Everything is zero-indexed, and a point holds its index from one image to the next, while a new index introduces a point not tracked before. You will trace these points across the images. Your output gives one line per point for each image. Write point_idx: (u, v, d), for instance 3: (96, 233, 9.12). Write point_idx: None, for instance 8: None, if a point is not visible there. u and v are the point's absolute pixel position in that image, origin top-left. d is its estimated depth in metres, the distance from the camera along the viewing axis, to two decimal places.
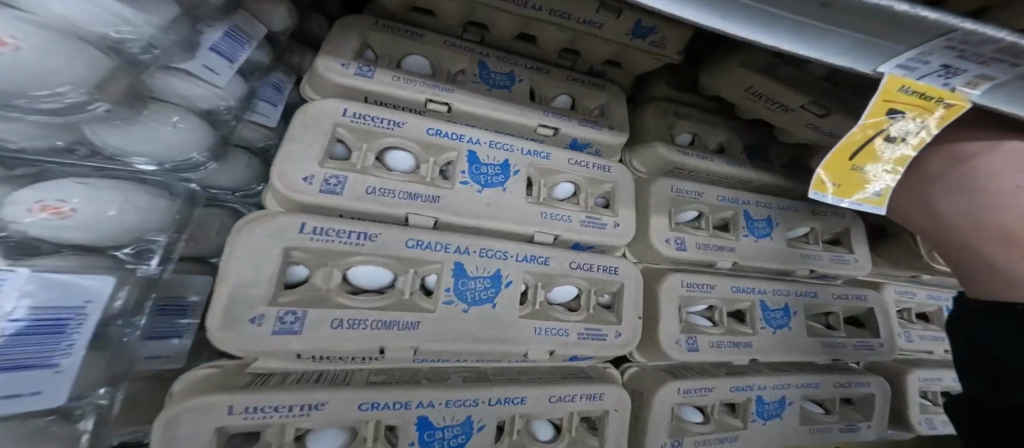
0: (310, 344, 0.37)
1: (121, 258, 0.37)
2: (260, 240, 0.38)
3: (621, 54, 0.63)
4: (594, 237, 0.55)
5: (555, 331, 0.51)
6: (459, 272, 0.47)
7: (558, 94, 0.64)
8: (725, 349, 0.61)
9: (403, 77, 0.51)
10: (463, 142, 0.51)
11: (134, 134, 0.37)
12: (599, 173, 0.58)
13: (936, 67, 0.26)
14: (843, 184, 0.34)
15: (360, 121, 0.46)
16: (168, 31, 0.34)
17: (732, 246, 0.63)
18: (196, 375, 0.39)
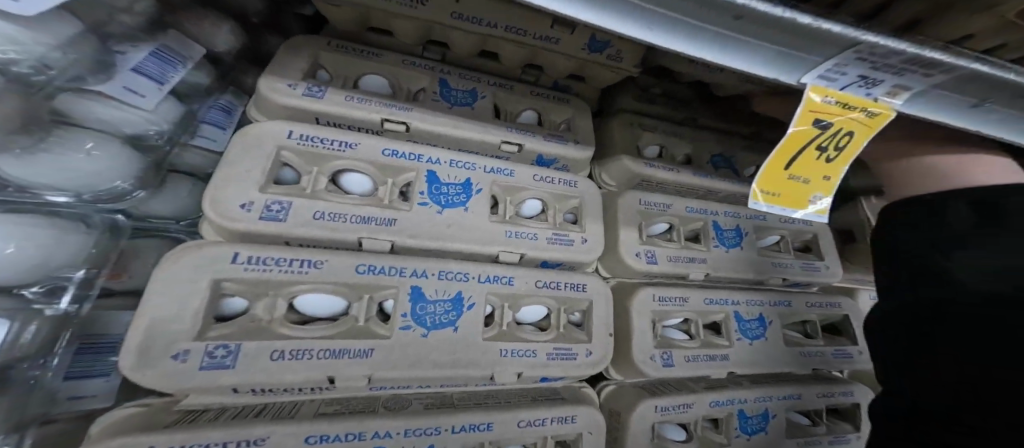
0: (244, 378, 0.35)
1: (27, 296, 0.40)
2: (185, 272, 0.36)
3: (582, 69, 0.64)
4: (559, 254, 0.53)
5: (522, 352, 0.48)
6: (417, 296, 0.44)
7: (523, 109, 0.64)
8: (701, 364, 0.59)
9: (357, 96, 0.51)
10: (421, 162, 0.49)
11: (42, 164, 0.39)
12: (565, 188, 0.57)
13: (854, 77, 0.30)
14: (780, 191, 0.36)
15: (307, 144, 0.45)
16: (67, 51, 0.37)
17: (704, 257, 0.62)
18: (117, 416, 0.38)
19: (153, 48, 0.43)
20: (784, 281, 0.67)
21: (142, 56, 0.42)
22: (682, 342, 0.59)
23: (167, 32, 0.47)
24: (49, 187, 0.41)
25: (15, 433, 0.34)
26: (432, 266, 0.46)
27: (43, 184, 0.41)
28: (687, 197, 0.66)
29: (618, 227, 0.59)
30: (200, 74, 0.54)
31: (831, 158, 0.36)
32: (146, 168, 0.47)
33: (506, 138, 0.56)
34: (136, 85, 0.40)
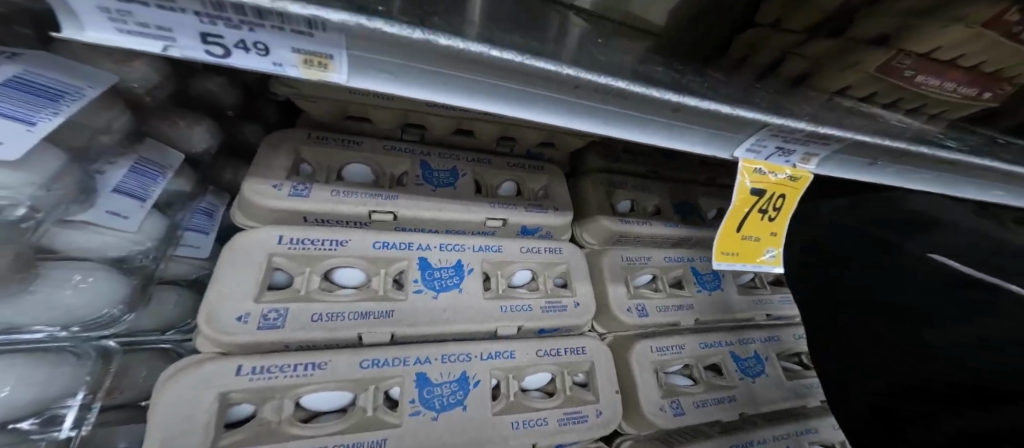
0: None
1: (22, 430, 0.35)
2: (189, 391, 0.36)
3: (552, 137, 0.72)
4: (556, 320, 0.56)
5: (533, 422, 0.48)
6: (422, 382, 0.45)
7: (502, 181, 0.68)
8: (710, 408, 0.59)
9: (342, 190, 0.54)
10: (413, 250, 0.53)
11: (27, 305, 0.36)
12: (552, 255, 0.62)
13: (773, 148, 0.36)
14: (734, 250, 0.42)
15: (298, 247, 0.48)
16: (54, 186, 0.33)
17: (689, 302, 0.66)
18: None
19: (132, 163, 0.43)
20: (769, 316, 0.72)
21: (122, 173, 0.41)
22: (687, 389, 0.59)
23: (143, 142, 0.47)
24: (35, 324, 0.38)
25: None
26: (434, 347, 0.48)
27: (27, 322, 0.37)
28: (665, 249, 0.72)
29: (604, 283, 0.64)
30: (182, 181, 0.52)
31: (773, 217, 0.42)
32: (133, 289, 0.45)
33: (493, 212, 0.60)
34: (120, 207, 0.40)
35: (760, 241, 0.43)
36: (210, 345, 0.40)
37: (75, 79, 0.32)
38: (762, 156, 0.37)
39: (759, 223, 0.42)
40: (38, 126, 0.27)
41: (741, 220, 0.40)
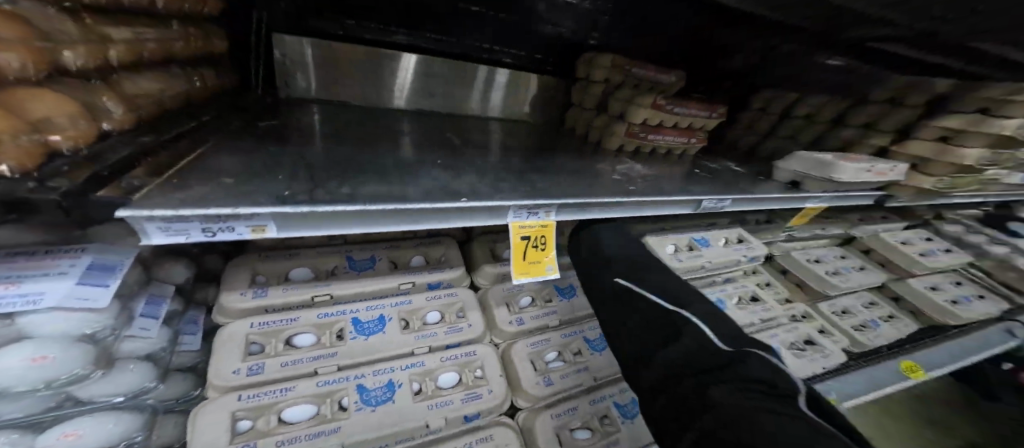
0: None
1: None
2: (212, 416, 0.59)
3: None
4: (455, 337, 0.84)
5: (443, 402, 0.73)
6: (362, 390, 0.70)
7: (411, 257, 0.99)
8: (573, 377, 0.87)
9: (288, 286, 0.81)
10: (345, 314, 0.79)
11: (106, 384, 0.59)
12: (449, 297, 0.90)
13: (524, 213, 0.70)
14: (525, 270, 0.75)
15: (265, 326, 0.73)
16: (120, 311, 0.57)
17: (553, 309, 0.98)
18: None
19: (147, 297, 0.68)
20: None
21: (142, 304, 0.66)
22: (555, 366, 0.88)
23: (151, 283, 0.72)
24: (108, 395, 0.60)
25: None
26: (370, 370, 0.73)
27: (101, 395, 0.59)
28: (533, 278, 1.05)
29: (493, 309, 0.94)
30: (176, 303, 0.76)
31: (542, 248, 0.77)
32: (159, 371, 0.66)
33: (404, 276, 0.91)
34: (145, 324, 0.64)
35: (541, 262, 0.77)
36: (217, 391, 0.64)
37: (114, 256, 0.50)
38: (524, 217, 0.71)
39: (535, 252, 0.76)
40: (112, 286, 0.47)
41: (523, 252, 0.74)
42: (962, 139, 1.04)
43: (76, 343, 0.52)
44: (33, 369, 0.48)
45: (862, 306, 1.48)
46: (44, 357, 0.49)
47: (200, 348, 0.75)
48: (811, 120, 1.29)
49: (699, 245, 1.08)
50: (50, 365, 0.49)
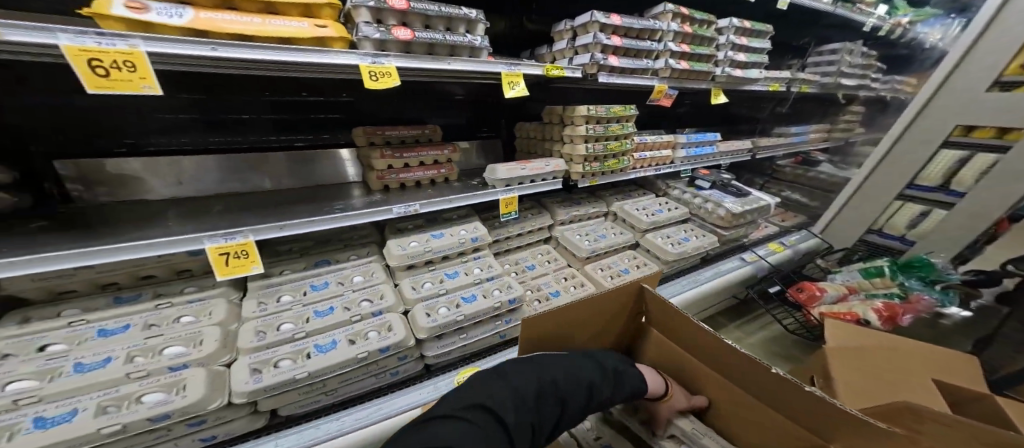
0: None
1: None
2: None
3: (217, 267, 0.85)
4: (184, 328, 0.69)
5: (156, 398, 0.59)
6: (37, 423, 0.52)
7: (186, 287, 0.78)
8: (285, 331, 0.77)
9: (34, 320, 0.63)
10: (89, 329, 0.64)
11: None
12: (198, 305, 0.75)
13: (233, 233, 0.71)
14: (229, 266, 0.72)
15: (24, 339, 0.60)
16: None
17: (302, 297, 0.87)
18: None
19: None
20: (354, 285, 0.94)
21: None
22: (282, 330, 0.76)
23: None
24: None
25: None
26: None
27: None
28: (298, 280, 0.91)
29: (241, 303, 0.81)
30: None
31: (242, 255, 0.73)
32: None
33: (159, 298, 0.73)
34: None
35: (244, 261, 0.74)
36: None
37: None
38: (223, 241, 0.70)
39: (235, 261, 0.73)
40: None
41: (222, 258, 0.71)
42: (574, 142, 1.36)
43: None
44: None
45: (620, 259, 1.49)
46: None
47: None
48: (538, 139, 1.55)
49: (432, 239, 1.10)
50: None
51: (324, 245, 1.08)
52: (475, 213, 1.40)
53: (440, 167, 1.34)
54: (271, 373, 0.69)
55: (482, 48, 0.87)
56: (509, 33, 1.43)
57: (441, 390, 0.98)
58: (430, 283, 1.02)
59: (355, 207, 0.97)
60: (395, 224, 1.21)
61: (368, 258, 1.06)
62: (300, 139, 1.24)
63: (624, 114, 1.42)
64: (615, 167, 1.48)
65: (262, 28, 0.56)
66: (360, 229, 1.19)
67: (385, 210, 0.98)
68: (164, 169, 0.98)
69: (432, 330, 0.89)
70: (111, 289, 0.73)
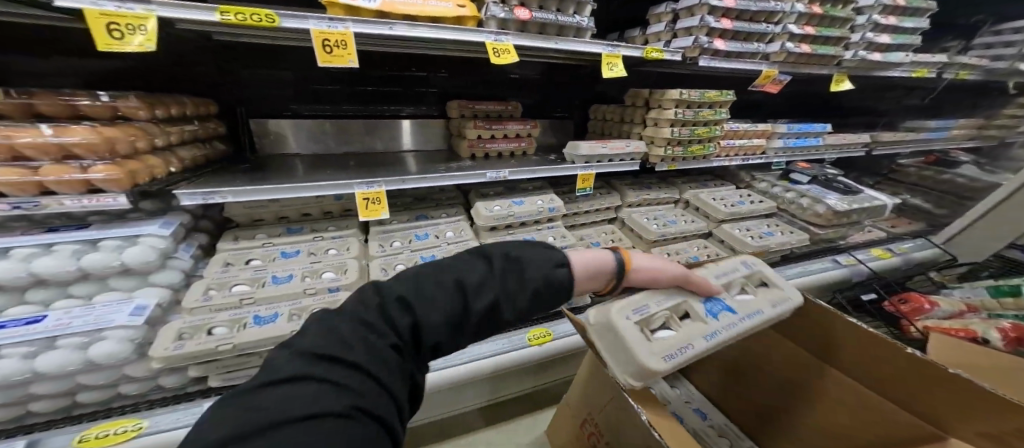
0: (193, 342, 0.61)
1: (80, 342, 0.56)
2: (176, 326, 0.63)
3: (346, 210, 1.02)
4: (333, 259, 0.85)
5: (323, 314, 0.70)
6: (256, 319, 0.67)
7: (329, 226, 0.96)
8: (401, 271, 0.88)
9: (241, 237, 0.84)
10: (276, 251, 0.83)
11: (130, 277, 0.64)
12: (338, 240, 0.91)
13: (373, 182, 0.89)
14: (370, 209, 0.90)
15: (238, 250, 0.80)
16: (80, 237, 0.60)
17: (408, 243, 0.99)
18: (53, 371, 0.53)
19: (165, 219, 0.68)
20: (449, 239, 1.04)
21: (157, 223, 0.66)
22: (399, 269, 0.88)
23: (124, 218, 0.67)
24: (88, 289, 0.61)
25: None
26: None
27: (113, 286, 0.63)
28: (406, 229, 1.05)
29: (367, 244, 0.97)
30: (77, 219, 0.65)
31: (377, 201, 0.91)
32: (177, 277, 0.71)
33: (314, 232, 0.92)
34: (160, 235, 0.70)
35: (379, 207, 0.91)
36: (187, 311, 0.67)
37: (142, 225, 0.65)
38: (366, 188, 0.88)
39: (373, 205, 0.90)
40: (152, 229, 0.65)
41: (366, 201, 0.89)
42: (659, 124, 1.31)
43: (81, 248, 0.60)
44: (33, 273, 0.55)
45: (689, 246, 1.31)
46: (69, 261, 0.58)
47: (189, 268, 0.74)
48: (614, 121, 1.51)
49: (514, 205, 1.16)
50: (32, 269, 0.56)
51: (422, 201, 1.23)
52: (549, 185, 1.43)
53: (524, 140, 1.42)
54: None
55: (587, 29, 0.90)
56: (603, 10, 1.41)
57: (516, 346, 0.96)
58: (510, 245, 1.07)
59: (452, 172, 1.10)
60: (481, 189, 1.32)
61: (455, 217, 1.16)
62: (404, 108, 1.41)
63: (719, 99, 1.34)
64: (699, 154, 1.41)
65: (424, 9, 0.67)
66: (448, 192, 1.32)
67: (479, 175, 1.11)
68: (306, 131, 1.24)
69: None
70: (284, 221, 0.93)
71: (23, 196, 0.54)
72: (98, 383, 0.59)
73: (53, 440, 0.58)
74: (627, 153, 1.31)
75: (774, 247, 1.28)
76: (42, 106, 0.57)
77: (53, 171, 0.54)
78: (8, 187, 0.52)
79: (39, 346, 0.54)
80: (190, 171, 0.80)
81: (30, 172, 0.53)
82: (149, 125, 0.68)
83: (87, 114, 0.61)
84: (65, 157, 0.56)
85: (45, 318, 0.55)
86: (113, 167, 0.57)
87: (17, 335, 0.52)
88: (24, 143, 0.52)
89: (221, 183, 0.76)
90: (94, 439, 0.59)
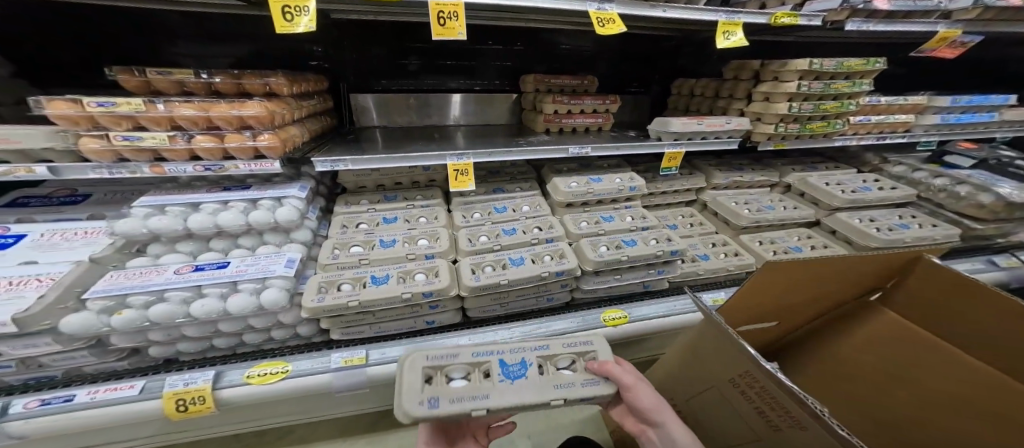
0: (330, 297, 0.70)
1: (253, 287, 0.67)
2: (314, 280, 0.73)
3: (432, 180, 1.07)
4: (426, 227, 0.91)
5: (426, 281, 0.76)
6: (373, 280, 0.75)
7: (419, 194, 1.02)
8: (485, 240, 0.91)
9: (350, 201, 0.93)
10: (380, 216, 0.91)
11: (280, 233, 0.75)
12: (428, 209, 0.97)
13: (460, 154, 0.93)
14: (456, 181, 0.95)
15: (350, 213, 0.89)
16: (245, 198, 0.71)
17: (490, 215, 1.01)
18: (235, 307, 0.64)
19: (301, 184, 0.78)
20: (527, 211, 1.04)
21: (296, 188, 0.76)
22: (484, 240, 0.91)
23: (272, 180, 0.78)
24: (252, 241, 0.73)
25: (141, 313, 0.61)
26: (369, 353, 0.81)
27: (270, 240, 0.74)
28: (489, 200, 1.07)
29: (452, 214, 1.01)
30: (238, 180, 0.77)
31: (463, 173, 0.95)
32: (312, 235, 0.81)
33: (407, 200, 0.98)
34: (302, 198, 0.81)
35: (465, 180, 0.96)
36: (320, 268, 0.77)
37: (287, 189, 0.75)
38: (456, 160, 0.93)
39: (462, 175, 0.95)
40: (296, 192, 0.75)
41: (456, 173, 0.94)
42: (773, 99, 1.13)
43: (248, 205, 0.71)
44: (215, 224, 0.67)
45: (787, 235, 1.18)
46: (242, 218, 0.69)
47: (317, 228, 0.84)
48: (706, 97, 1.35)
49: (592, 183, 1.12)
50: (218, 219, 0.67)
51: (500, 173, 1.24)
52: (626, 163, 1.35)
53: (604, 117, 1.36)
54: (485, 273, 0.82)
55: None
56: None
57: (591, 325, 0.91)
58: (590, 223, 1.04)
59: (531, 146, 1.09)
60: (557, 164, 1.29)
61: (529, 192, 1.14)
62: (479, 84, 1.42)
63: (862, 69, 1.12)
64: (822, 131, 1.21)
65: None
66: (522, 165, 1.31)
67: (561, 150, 1.10)
68: (390, 105, 1.32)
69: (600, 266, 0.90)
70: (381, 188, 1.02)
71: (213, 160, 0.63)
72: (261, 324, 0.72)
73: (232, 373, 0.74)
74: (727, 131, 1.17)
75: (910, 242, 1.08)
76: (219, 86, 0.67)
77: (232, 139, 0.61)
78: (205, 153, 0.61)
79: (228, 288, 0.66)
80: (314, 141, 0.89)
81: (219, 140, 0.61)
82: (290, 100, 0.73)
83: (249, 90, 0.69)
84: (240, 126, 0.63)
85: (229, 264, 0.67)
86: (273, 136, 0.63)
87: (213, 278, 0.64)
88: (216, 115, 0.60)
89: (337, 153, 0.84)
90: (257, 377, 0.74)
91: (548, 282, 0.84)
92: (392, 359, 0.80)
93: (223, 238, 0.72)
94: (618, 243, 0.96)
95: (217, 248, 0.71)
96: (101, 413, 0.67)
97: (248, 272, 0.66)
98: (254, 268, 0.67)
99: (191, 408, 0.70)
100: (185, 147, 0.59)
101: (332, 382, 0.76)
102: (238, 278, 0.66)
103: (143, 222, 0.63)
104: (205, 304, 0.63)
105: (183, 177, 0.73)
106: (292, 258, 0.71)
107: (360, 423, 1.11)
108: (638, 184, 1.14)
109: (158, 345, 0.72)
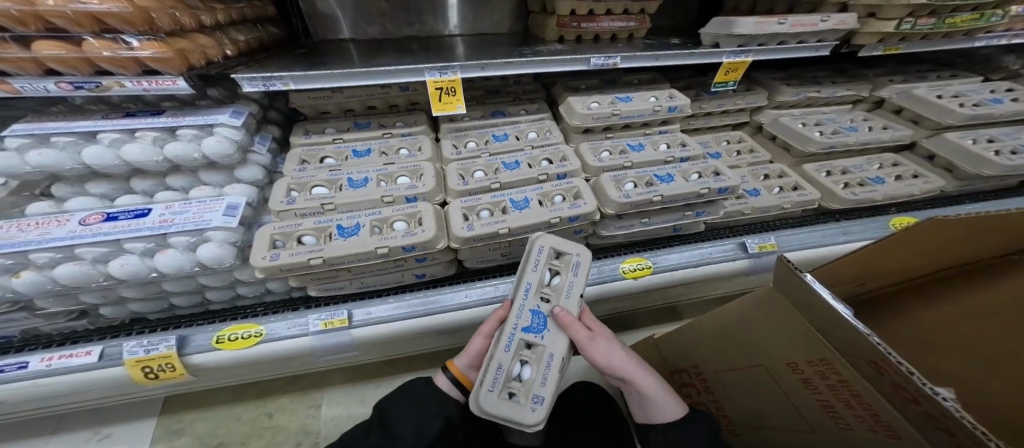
0: (284, 255, 0.56)
1: (187, 241, 0.53)
2: (265, 233, 0.59)
3: (414, 104, 0.86)
4: (405, 162, 0.73)
5: (406, 233, 0.60)
6: (339, 231, 0.60)
7: (396, 121, 0.82)
8: (479, 177, 0.72)
9: (311, 132, 0.76)
10: (348, 149, 0.74)
11: (217, 172, 0.60)
12: (410, 138, 0.78)
13: (439, 65, 0.70)
14: (441, 105, 0.75)
15: (311, 147, 0.72)
16: (157, 128, 0.54)
17: (486, 146, 0.81)
18: (166, 265, 0.52)
19: (234, 108, 0.59)
20: (533, 139, 0.83)
21: (227, 112, 0.57)
22: (478, 176, 0.73)
23: (197, 105, 0.60)
24: (181, 182, 0.59)
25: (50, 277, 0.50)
26: (352, 313, 0.69)
27: (205, 181, 0.60)
28: (487, 127, 0.86)
29: (440, 144, 0.81)
30: (151, 102, 0.60)
31: (452, 93, 0.74)
32: (264, 175, 0.65)
33: (383, 129, 0.80)
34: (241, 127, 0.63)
35: (454, 103, 0.76)
36: (276, 217, 0.62)
37: (218, 112, 0.57)
38: (439, 76, 0.71)
39: (452, 95, 0.74)
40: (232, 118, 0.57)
41: (440, 93, 0.73)
42: None
43: (163, 137, 0.55)
44: (124, 160, 0.52)
45: (866, 164, 0.94)
46: (157, 153, 0.53)
47: (269, 165, 0.67)
48: None
49: (619, 103, 0.88)
50: (125, 156, 0.52)
51: (500, 94, 1.00)
52: (662, 77, 1.07)
53: (637, 18, 1.04)
54: (479, 220, 0.65)
55: None
56: None
57: (607, 277, 0.76)
58: (612, 152, 0.83)
59: (540, 55, 0.84)
60: (571, 80, 1.04)
61: (538, 115, 0.92)
62: None
63: None
64: (967, 27, 0.91)
65: None
66: (528, 82, 1.05)
67: (579, 61, 0.84)
68: (359, 8, 1.05)
69: (625, 208, 0.72)
70: (351, 115, 0.83)
71: (81, 75, 0.46)
72: (214, 282, 0.60)
73: (199, 337, 0.64)
74: (817, 34, 0.87)
75: None
76: None
77: (98, 46, 0.44)
78: (59, 64, 0.44)
79: (154, 242, 0.53)
80: (248, 56, 0.69)
81: (74, 47, 0.44)
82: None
83: None
84: (99, 29, 0.45)
85: (150, 212, 0.53)
86: (158, 43, 0.46)
87: (129, 232, 0.50)
88: (47, 11, 0.41)
89: (282, 68, 0.64)
90: (228, 341, 0.64)
91: (559, 226, 0.68)
92: (379, 320, 0.69)
93: (144, 179, 0.57)
94: (645, 177, 0.76)
95: (140, 193, 0.57)
96: (58, 380, 0.59)
97: (175, 222, 0.52)
98: (183, 216, 0.53)
99: (161, 373, 0.63)
100: (25, 56, 0.43)
101: (314, 343, 0.67)
102: (163, 229, 0.51)
103: (21, 158, 0.49)
104: (127, 263, 0.51)
105: (75, 98, 0.59)
106: (236, 202, 0.56)
107: (368, 367, 1.05)
108: (680, 101, 0.89)
109: (107, 306, 0.63)
